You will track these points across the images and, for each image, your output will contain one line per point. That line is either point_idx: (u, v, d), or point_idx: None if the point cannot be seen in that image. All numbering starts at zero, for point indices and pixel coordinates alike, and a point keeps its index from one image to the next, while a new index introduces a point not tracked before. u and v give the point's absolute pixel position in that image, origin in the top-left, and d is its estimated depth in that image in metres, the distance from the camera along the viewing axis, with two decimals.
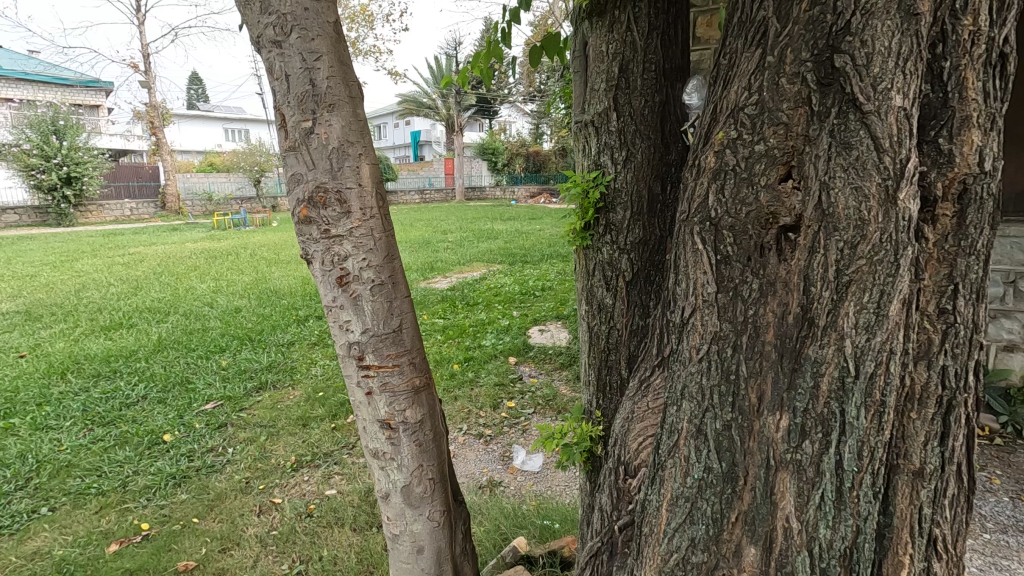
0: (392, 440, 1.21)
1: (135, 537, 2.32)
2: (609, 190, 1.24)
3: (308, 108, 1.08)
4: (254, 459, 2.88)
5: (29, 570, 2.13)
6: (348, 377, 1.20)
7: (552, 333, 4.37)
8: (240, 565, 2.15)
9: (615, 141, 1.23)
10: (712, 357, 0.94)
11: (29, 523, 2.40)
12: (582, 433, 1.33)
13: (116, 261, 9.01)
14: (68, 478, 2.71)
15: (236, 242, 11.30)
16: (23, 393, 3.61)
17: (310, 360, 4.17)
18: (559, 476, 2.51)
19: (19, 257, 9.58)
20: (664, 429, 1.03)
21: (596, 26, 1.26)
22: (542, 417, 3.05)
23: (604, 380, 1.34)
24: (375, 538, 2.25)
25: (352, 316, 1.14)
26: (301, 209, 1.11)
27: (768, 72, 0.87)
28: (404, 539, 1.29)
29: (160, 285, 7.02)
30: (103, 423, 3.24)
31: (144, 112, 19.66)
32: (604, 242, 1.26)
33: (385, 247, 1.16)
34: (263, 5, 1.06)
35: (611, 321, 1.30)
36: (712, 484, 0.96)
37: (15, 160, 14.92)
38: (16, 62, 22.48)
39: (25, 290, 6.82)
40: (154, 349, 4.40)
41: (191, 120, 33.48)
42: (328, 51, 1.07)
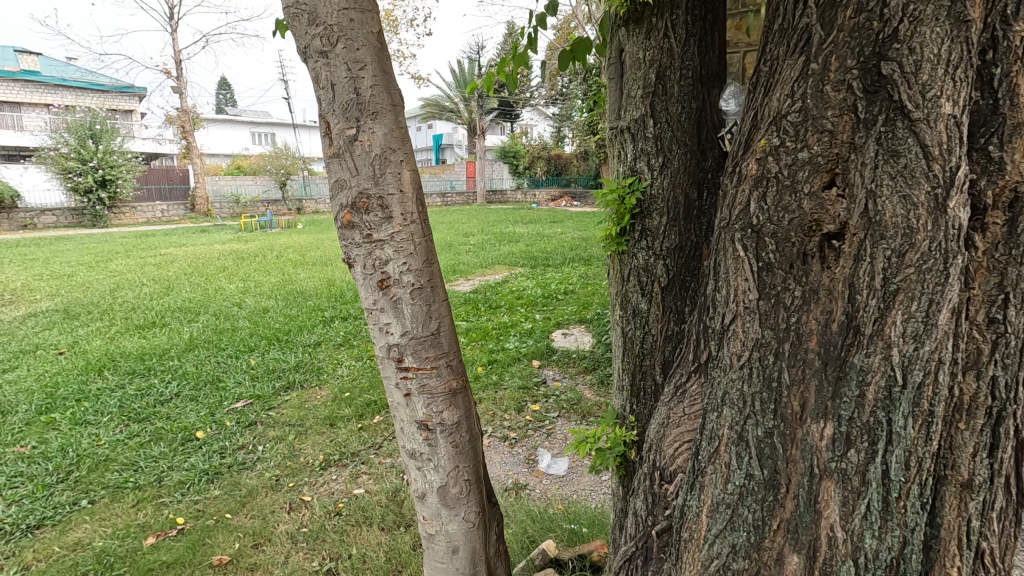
0: (430, 441, 1.23)
1: (171, 531, 2.39)
2: (645, 196, 1.25)
3: (352, 116, 1.11)
4: (284, 457, 2.94)
5: (71, 559, 2.21)
6: (386, 378, 1.22)
7: (575, 336, 4.38)
8: (272, 560, 2.19)
9: (651, 148, 1.24)
10: (754, 364, 0.95)
11: (70, 515, 2.48)
12: (616, 438, 1.34)
13: (149, 261, 9.29)
14: (106, 471, 2.80)
15: (263, 244, 11.59)
16: (63, 388, 3.75)
17: (337, 361, 4.24)
18: (585, 480, 2.51)
19: (58, 258, 9.94)
20: (704, 435, 1.04)
21: (632, 33, 1.26)
22: (566, 421, 3.05)
23: (638, 386, 1.34)
24: (403, 537, 2.28)
25: (392, 318, 1.16)
26: (345, 214, 1.14)
27: (813, 79, 0.88)
28: (439, 539, 1.31)
29: (191, 285, 7.21)
30: (139, 419, 3.35)
31: (175, 117, 20.24)
32: (640, 247, 1.27)
33: (424, 251, 1.18)
34: (311, 17, 1.09)
35: (645, 326, 1.30)
36: (753, 491, 0.97)
37: (53, 163, 15.48)
38: (55, 69, 23.39)
39: (63, 289, 7.07)
40: (186, 348, 4.52)
41: (220, 124, 34.35)
42: (372, 60, 1.10)
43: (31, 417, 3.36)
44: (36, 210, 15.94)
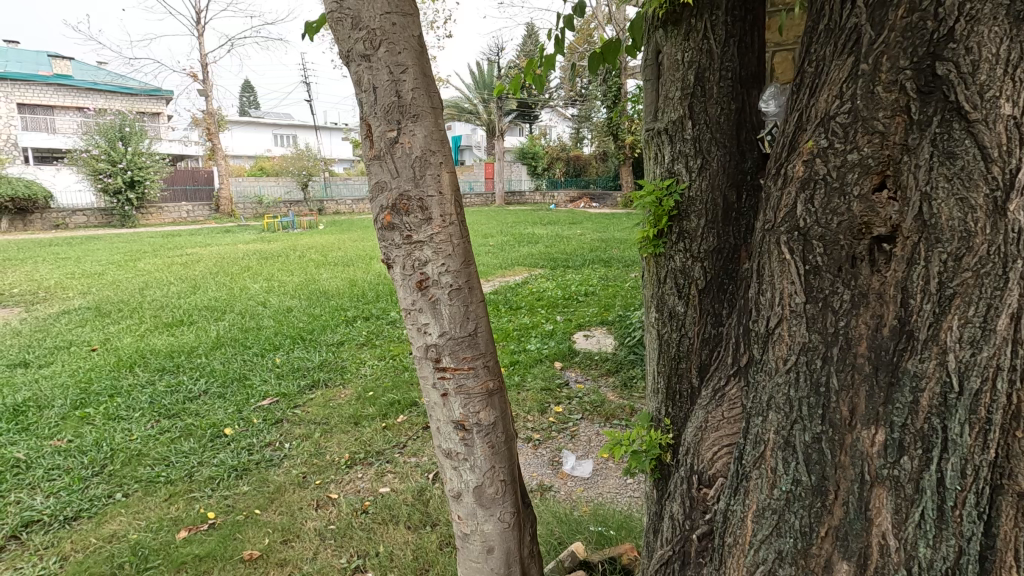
0: (466, 441, 1.24)
1: (203, 525, 2.44)
2: (682, 199, 1.24)
3: (393, 118, 1.12)
4: (311, 454, 2.98)
5: (107, 551, 2.26)
6: (424, 378, 1.24)
7: (597, 338, 4.36)
8: (301, 556, 2.22)
9: (689, 149, 1.23)
10: (801, 368, 0.95)
11: (106, 507, 2.55)
12: (651, 441, 1.33)
13: (176, 261, 9.51)
14: (139, 466, 2.87)
15: (286, 244, 11.78)
16: (96, 384, 3.85)
17: (360, 360, 4.28)
18: (610, 482, 2.50)
19: (90, 256, 10.25)
20: (748, 440, 1.04)
21: (671, 34, 1.26)
22: (590, 423, 3.04)
23: (674, 389, 1.33)
24: (430, 536, 2.29)
25: (430, 319, 1.17)
26: (385, 215, 1.16)
27: (862, 80, 0.87)
28: (474, 538, 1.32)
29: (217, 284, 7.36)
30: (169, 415, 3.42)
31: (201, 119, 20.68)
32: (677, 249, 1.26)
33: (463, 252, 1.19)
34: (354, 21, 1.11)
35: (681, 329, 1.29)
36: (801, 497, 0.96)
37: (85, 165, 15.94)
38: (87, 72, 24.09)
39: (94, 287, 7.27)
40: (212, 346, 4.61)
41: (244, 126, 35.01)
42: (413, 63, 1.11)
43: (66, 411, 3.46)
44: (68, 210, 16.46)
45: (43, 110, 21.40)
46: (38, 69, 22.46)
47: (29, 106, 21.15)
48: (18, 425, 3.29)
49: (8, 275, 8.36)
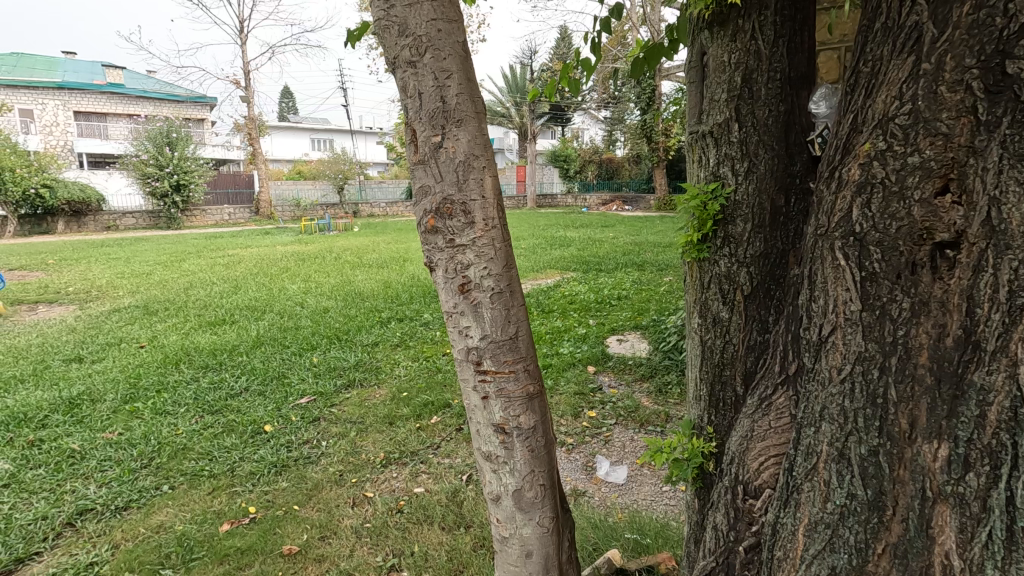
0: (506, 444, 1.24)
1: (244, 519, 2.51)
2: (728, 203, 1.21)
3: (438, 124, 1.13)
4: (346, 453, 3.03)
5: (155, 541, 2.35)
6: (464, 381, 1.24)
7: (632, 343, 4.31)
8: (338, 553, 2.26)
9: (736, 152, 1.21)
10: (856, 378, 0.92)
11: (153, 499, 2.65)
12: (693, 449, 1.31)
13: (219, 262, 9.85)
14: (184, 459, 2.97)
15: (323, 246, 12.06)
16: (144, 379, 4.01)
17: (394, 361, 4.35)
18: (645, 490, 2.46)
19: (138, 257, 10.72)
20: (799, 450, 1.02)
21: (716, 35, 1.23)
22: (625, 429, 3.01)
23: (717, 397, 1.30)
24: (464, 538, 2.31)
25: (472, 322, 1.18)
26: (428, 219, 1.17)
27: (924, 80, 0.83)
28: (513, 542, 1.32)
29: (257, 284, 7.59)
30: (213, 411, 3.53)
31: (243, 125, 21.38)
32: (722, 254, 1.24)
33: (504, 256, 1.20)
34: (401, 28, 1.13)
35: (726, 335, 1.26)
36: (856, 511, 0.93)
37: (135, 169, 16.67)
38: (138, 81, 25.24)
39: (143, 286, 7.58)
40: (253, 344, 4.75)
41: (283, 131, 36.04)
42: (458, 69, 1.13)
43: (117, 405, 3.62)
44: (119, 212, 17.23)
45: (97, 117, 22.53)
46: (92, 78, 23.64)
47: (84, 114, 22.26)
48: (73, 417, 3.45)
49: (64, 274, 8.79)
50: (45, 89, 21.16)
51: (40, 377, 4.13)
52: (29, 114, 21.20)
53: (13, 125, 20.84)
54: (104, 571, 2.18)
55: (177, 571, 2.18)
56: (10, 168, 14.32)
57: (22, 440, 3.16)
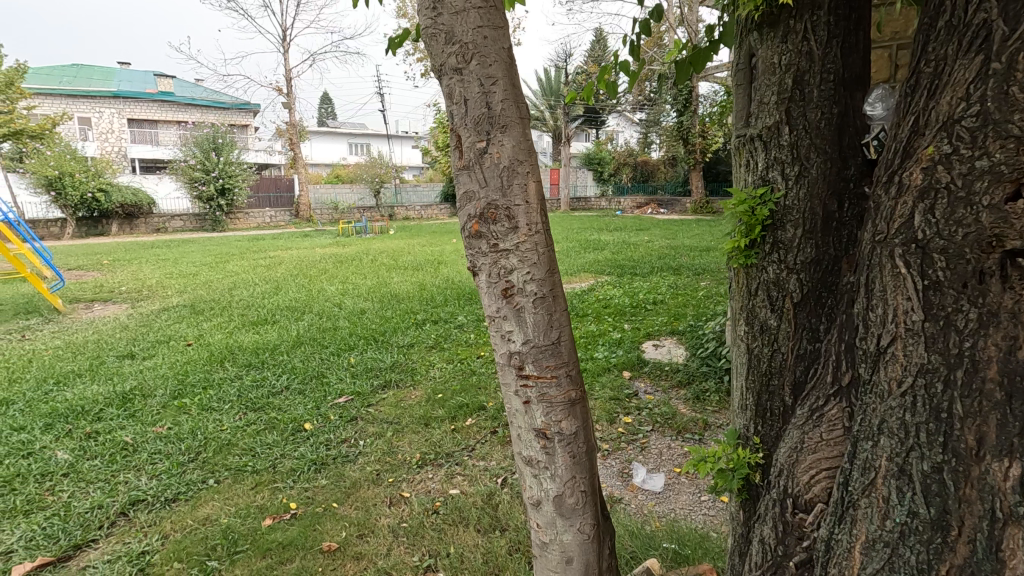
0: (547, 449, 1.24)
1: (285, 514, 2.57)
2: (778, 208, 1.18)
3: (483, 130, 1.14)
4: (383, 453, 3.08)
5: (203, 532, 2.43)
6: (506, 385, 1.25)
7: (668, 348, 4.24)
8: (376, 551, 2.30)
9: (786, 156, 1.18)
10: (919, 391, 0.89)
11: (200, 492, 2.75)
12: (739, 459, 1.27)
13: (261, 263, 10.18)
14: (229, 454, 3.07)
15: (359, 248, 12.33)
16: (192, 376, 4.17)
17: (428, 363, 4.40)
18: (683, 498, 2.42)
19: (186, 258, 11.18)
20: (856, 464, 0.98)
21: (766, 37, 1.21)
22: (661, 436, 2.96)
23: (764, 406, 1.27)
24: (500, 541, 2.31)
25: (514, 327, 1.19)
26: (473, 224, 1.18)
27: (994, 80, 0.79)
28: (553, 548, 1.31)
29: (297, 285, 7.81)
30: (255, 409, 3.64)
31: (285, 130, 22.03)
32: (770, 261, 1.21)
33: (547, 261, 1.20)
34: (447, 36, 1.14)
35: (774, 344, 1.23)
36: (918, 531, 0.89)
37: (183, 174, 17.40)
38: (186, 89, 26.34)
39: (190, 286, 7.88)
40: (293, 344, 4.88)
41: (322, 136, 37.02)
42: (503, 75, 1.14)
43: (166, 400, 3.77)
44: (167, 215, 17.99)
45: (149, 124, 23.61)
46: (145, 87, 24.77)
47: (137, 121, 23.34)
48: (126, 411, 3.61)
49: (118, 274, 9.23)
50: (102, 97, 22.30)
51: (96, 372, 4.34)
52: (88, 121, 22.36)
53: (73, 132, 22.01)
54: (154, 560, 2.27)
55: (223, 563, 2.26)
56: (69, 173, 15.14)
57: (80, 431, 3.32)
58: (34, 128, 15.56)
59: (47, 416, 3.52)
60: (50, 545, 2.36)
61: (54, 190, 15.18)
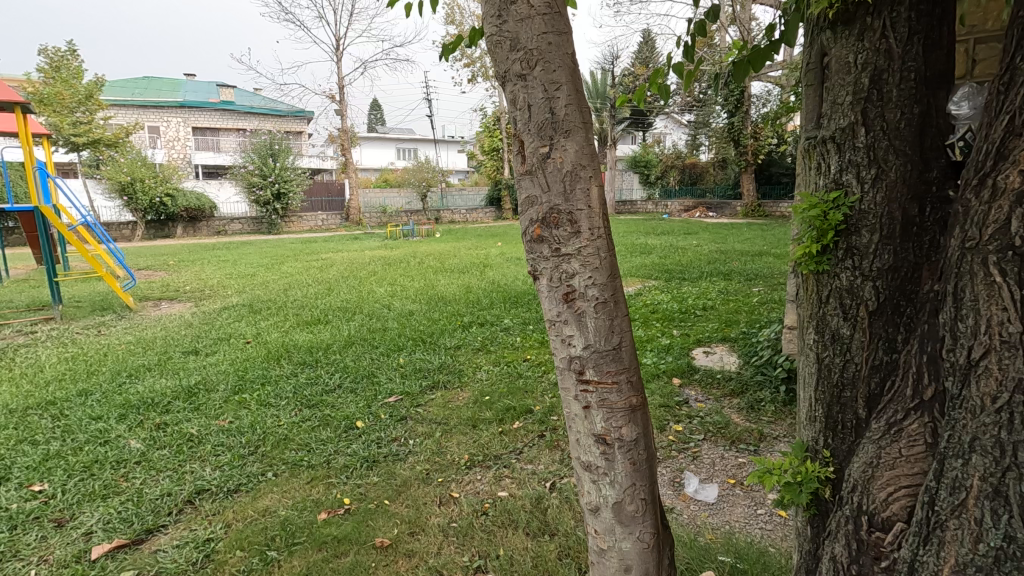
0: (607, 455, 1.23)
1: (340, 509, 2.65)
2: (853, 212, 1.14)
3: (547, 134, 1.15)
4: (433, 453, 3.13)
5: (263, 523, 2.54)
6: (566, 389, 1.25)
7: (719, 355, 4.12)
8: (427, 550, 2.33)
9: (862, 159, 1.13)
10: (1016, 408, 0.83)
11: (260, 484, 2.87)
12: (807, 473, 1.23)
13: (314, 265, 10.54)
14: (286, 449, 3.19)
15: (407, 251, 12.59)
16: (251, 373, 4.36)
17: (476, 365, 4.44)
18: (738, 511, 2.34)
19: (244, 259, 11.70)
20: (943, 483, 0.94)
21: (840, 35, 1.16)
22: (714, 445, 2.88)
23: (835, 419, 1.21)
24: (549, 546, 2.31)
25: (575, 331, 1.19)
26: (534, 228, 1.19)
27: None
28: (611, 555, 1.30)
29: (348, 287, 8.03)
30: (310, 405, 3.77)
31: (337, 136, 22.78)
32: (844, 267, 1.16)
33: (609, 266, 1.19)
34: (512, 43, 1.16)
35: (847, 354, 1.18)
36: (1015, 556, 0.84)
37: (242, 179, 18.24)
38: (246, 99, 27.61)
39: (248, 286, 8.24)
40: (345, 344, 5.03)
41: (372, 141, 38.06)
42: (567, 81, 1.14)
43: (228, 395, 3.95)
44: (227, 218, 18.87)
45: (211, 132, 24.88)
46: (209, 97, 26.12)
47: (201, 129, 24.64)
48: (192, 404, 3.81)
49: (183, 274, 9.75)
50: (170, 107, 23.67)
51: (164, 366, 4.60)
52: (157, 130, 23.79)
53: (143, 140, 23.45)
54: (219, 547, 2.38)
55: (282, 553, 2.34)
56: (140, 178, 16.13)
57: (150, 423, 3.52)
58: (110, 137, 16.71)
59: (121, 407, 3.75)
60: (125, 528, 2.51)
61: (126, 195, 16.22)
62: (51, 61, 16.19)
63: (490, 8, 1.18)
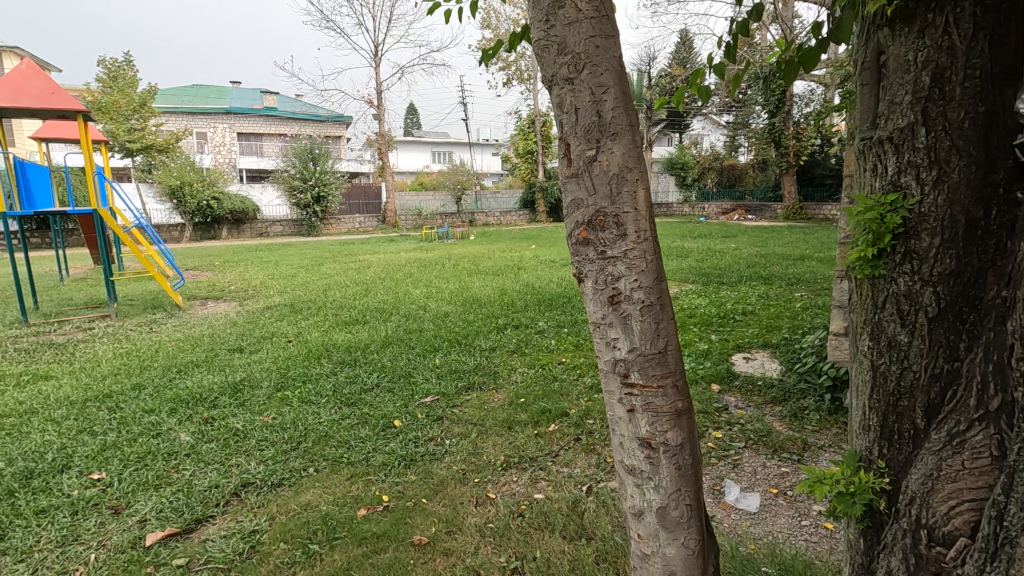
0: (651, 459, 1.22)
1: (378, 506, 2.70)
2: (912, 215, 1.10)
3: (593, 138, 1.15)
4: (469, 453, 3.16)
5: (305, 517, 2.61)
6: (610, 393, 1.25)
7: (760, 362, 4.02)
8: (464, 549, 2.36)
9: (922, 160, 1.09)
10: None
11: (302, 479, 2.95)
12: (861, 483, 1.19)
13: (352, 266, 10.79)
14: (327, 446, 3.27)
15: (442, 253, 12.75)
16: (292, 371, 4.49)
17: (511, 367, 4.46)
18: (782, 521, 2.27)
19: (285, 261, 12.06)
20: (1013, 498, 0.91)
21: (899, 33, 1.13)
22: (755, 453, 2.82)
23: (891, 428, 1.18)
24: (587, 549, 2.30)
25: (620, 334, 1.18)
26: (580, 231, 1.19)
27: None
28: (655, 560, 1.30)
29: (384, 288, 8.18)
30: (349, 404, 3.85)
31: (375, 140, 23.24)
32: (901, 272, 1.13)
33: (655, 269, 1.19)
34: (560, 47, 1.16)
35: (903, 362, 1.15)
36: None
37: (284, 183, 18.80)
38: (289, 105, 28.47)
39: (289, 287, 8.49)
40: (382, 344, 5.12)
41: (408, 145, 38.70)
42: (615, 84, 1.14)
43: (271, 392, 4.08)
44: (269, 221, 19.48)
45: (255, 137, 25.74)
46: (254, 104, 27.04)
47: (245, 135, 25.52)
48: (237, 400, 3.95)
49: (228, 274, 10.12)
50: (217, 114, 24.61)
51: (211, 363, 4.78)
52: (204, 136, 24.76)
53: (192, 146, 24.44)
54: (264, 539, 2.46)
55: (323, 547, 2.40)
56: (189, 182, 16.81)
57: (199, 417, 3.67)
58: (161, 143, 17.50)
59: (172, 401, 3.92)
60: (176, 517, 2.62)
61: (176, 198, 16.93)
62: (109, 71, 17.09)
63: (538, 13, 1.19)
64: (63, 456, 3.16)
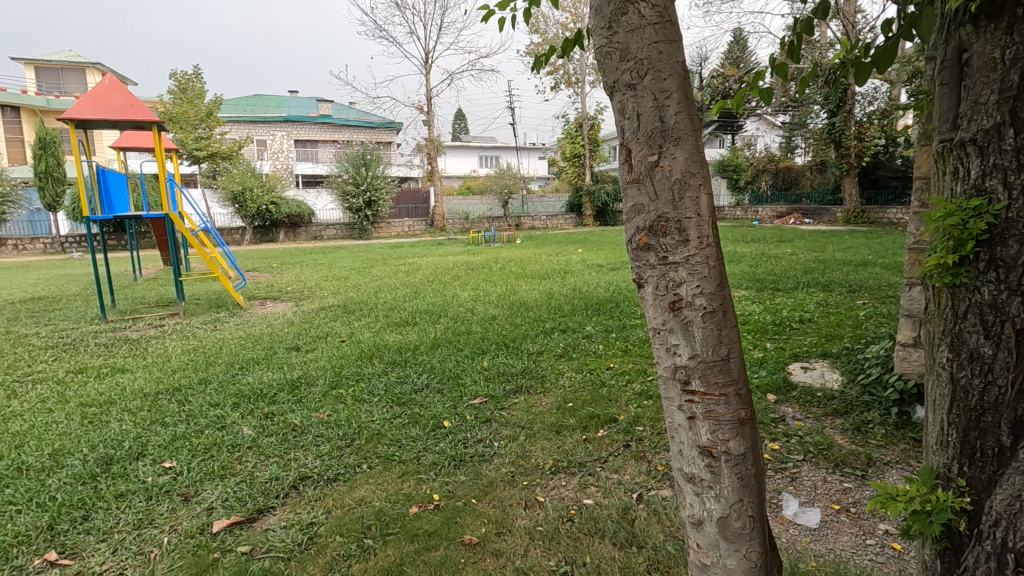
0: (712, 468, 1.21)
1: (429, 504, 2.76)
2: (998, 220, 1.04)
3: (655, 143, 1.15)
4: (517, 456, 3.18)
5: (359, 511, 2.69)
6: (669, 399, 1.24)
7: (819, 372, 3.87)
8: (513, 550, 2.38)
9: (1011, 162, 1.03)
10: None
11: (355, 475, 3.04)
12: (937, 502, 1.13)
13: (402, 269, 11.04)
14: (379, 444, 3.36)
15: (489, 255, 12.87)
16: (346, 369, 4.64)
17: (558, 371, 4.46)
18: (845, 539, 2.18)
19: (339, 263, 12.48)
20: None
21: (985, 29, 1.07)
22: (815, 467, 2.71)
23: (972, 445, 1.12)
24: (637, 558, 2.27)
25: (681, 340, 1.18)
26: (641, 236, 1.19)
27: None
28: (714, 570, 1.28)
29: (433, 290, 8.34)
30: (400, 403, 3.95)
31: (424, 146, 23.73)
32: (985, 280, 1.07)
33: (718, 274, 1.17)
34: (622, 53, 1.17)
35: (987, 375, 1.09)
36: None
37: (337, 187, 19.45)
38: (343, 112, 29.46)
39: (342, 289, 8.77)
40: (431, 345, 5.22)
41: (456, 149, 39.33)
42: (678, 88, 1.13)
43: (326, 390, 4.23)
44: (323, 225, 20.21)
45: (311, 144, 26.75)
46: (310, 112, 28.11)
47: (302, 142, 26.57)
48: (294, 396, 4.11)
49: (285, 276, 10.55)
50: (276, 122, 25.74)
51: (269, 361, 5.00)
52: (264, 143, 25.93)
53: (253, 153, 25.64)
54: (321, 531, 2.55)
55: (376, 542, 2.47)
56: (250, 188, 17.65)
57: (259, 412, 3.84)
58: (225, 150, 18.45)
59: (235, 396, 4.12)
60: (240, 506, 2.76)
61: (238, 203, 17.80)
62: (180, 83, 18.18)
63: (600, 20, 1.20)
64: (138, 444, 3.38)
